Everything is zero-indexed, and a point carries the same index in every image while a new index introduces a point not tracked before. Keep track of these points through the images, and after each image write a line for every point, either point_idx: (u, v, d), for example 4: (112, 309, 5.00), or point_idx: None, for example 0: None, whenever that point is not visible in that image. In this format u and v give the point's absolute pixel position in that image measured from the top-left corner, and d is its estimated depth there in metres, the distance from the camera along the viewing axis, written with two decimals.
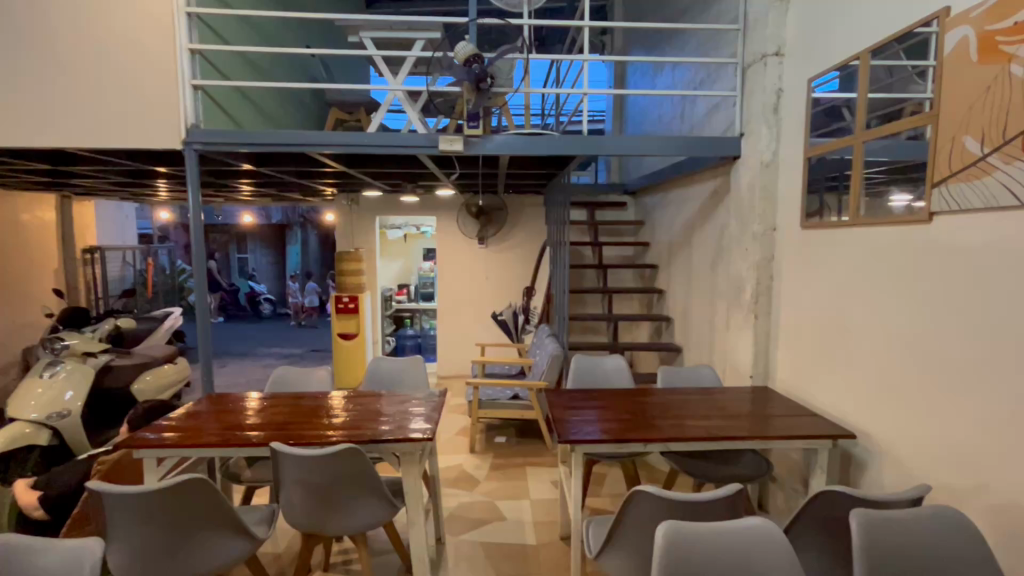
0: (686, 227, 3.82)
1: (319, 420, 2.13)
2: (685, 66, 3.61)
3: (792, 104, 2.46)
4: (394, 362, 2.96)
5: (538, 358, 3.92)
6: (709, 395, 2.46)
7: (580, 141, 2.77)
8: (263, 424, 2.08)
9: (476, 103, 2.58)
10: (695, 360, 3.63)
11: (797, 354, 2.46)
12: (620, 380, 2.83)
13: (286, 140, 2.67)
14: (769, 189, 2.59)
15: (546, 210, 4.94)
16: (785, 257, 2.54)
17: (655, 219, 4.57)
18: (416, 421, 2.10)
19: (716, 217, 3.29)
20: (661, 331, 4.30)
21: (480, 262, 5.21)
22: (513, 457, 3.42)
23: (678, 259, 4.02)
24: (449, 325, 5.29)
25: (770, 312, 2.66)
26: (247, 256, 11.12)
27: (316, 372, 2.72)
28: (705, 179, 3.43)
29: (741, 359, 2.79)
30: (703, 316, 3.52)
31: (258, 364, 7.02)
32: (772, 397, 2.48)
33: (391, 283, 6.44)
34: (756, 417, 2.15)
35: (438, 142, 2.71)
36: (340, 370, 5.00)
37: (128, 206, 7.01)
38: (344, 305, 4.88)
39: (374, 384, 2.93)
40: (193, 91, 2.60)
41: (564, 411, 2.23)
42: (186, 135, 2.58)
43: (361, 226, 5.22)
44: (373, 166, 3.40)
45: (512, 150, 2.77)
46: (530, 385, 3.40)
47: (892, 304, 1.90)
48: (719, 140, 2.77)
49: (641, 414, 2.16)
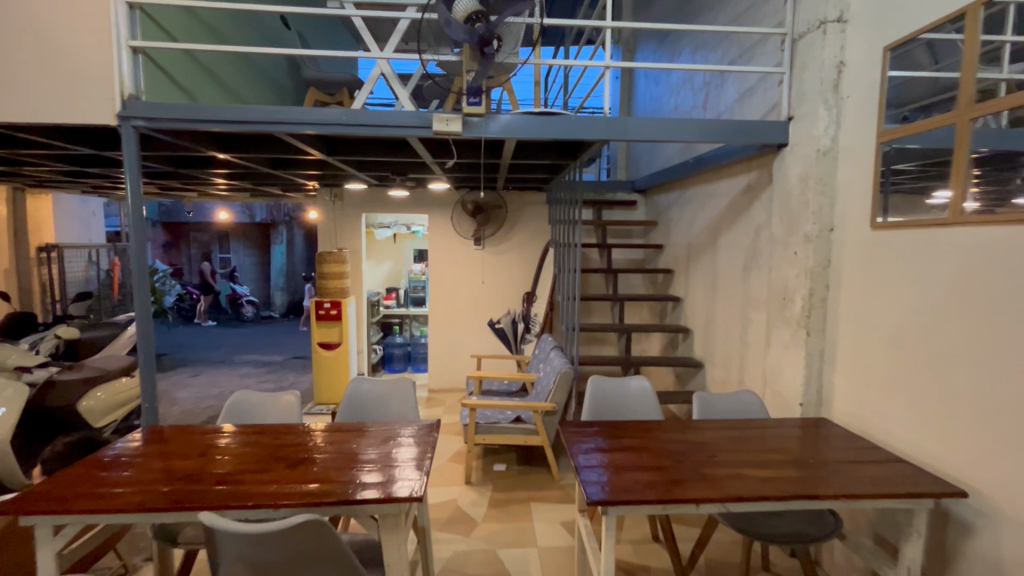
0: (710, 228, 3.41)
1: (278, 465, 1.66)
2: (712, 47, 3.20)
3: (859, 78, 2.04)
4: (377, 383, 2.51)
5: (543, 375, 3.46)
6: (757, 431, 2.03)
7: (600, 123, 2.33)
8: (201, 472, 1.60)
9: (478, 73, 2.12)
10: (721, 378, 3.22)
11: (865, 381, 2.03)
12: (648, 412, 2.40)
13: (245, 116, 2.19)
14: (827, 182, 2.17)
15: (550, 208, 4.52)
16: (847, 264, 2.12)
17: (669, 220, 4.17)
18: (403, 471, 1.65)
19: (750, 216, 2.88)
20: (677, 343, 3.90)
21: (476, 265, 4.77)
22: (515, 490, 2.98)
23: (700, 264, 3.61)
24: (441, 334, 4.84)
25: (825, 329, 2.24)
26: (229, 256, 10.56)
27: (280, 399, 2.23)
28: (739, 173, 3.01)
29: (787, 384, 2.37)
30: (732, 330, 3.11)
31: (235, 373, 6.52)
32: (832, 432, 2.06)
33: (379, 286, 5.98)
34: (827, 463, 1.72)
35: (432, 121, 2.26)
36: (322, 383, 4.53)
37: (95, 201, 6.49)
38: (325, 311, 4.43)
39: (353, 411, 2.47)
40: (131, 54, 2.13)
41: (590, 453, 1.78)
42: (120, 108, 2.11)
43: (345, 225, 4.75)
44: (357, 154, 2.95)
45: (520, 134, 2.33)
46: (536, 407, 2.96)
47: (1012, 327, 1.47)
48: (763, 124, 2.35)
49: (685, 459, 1.72)
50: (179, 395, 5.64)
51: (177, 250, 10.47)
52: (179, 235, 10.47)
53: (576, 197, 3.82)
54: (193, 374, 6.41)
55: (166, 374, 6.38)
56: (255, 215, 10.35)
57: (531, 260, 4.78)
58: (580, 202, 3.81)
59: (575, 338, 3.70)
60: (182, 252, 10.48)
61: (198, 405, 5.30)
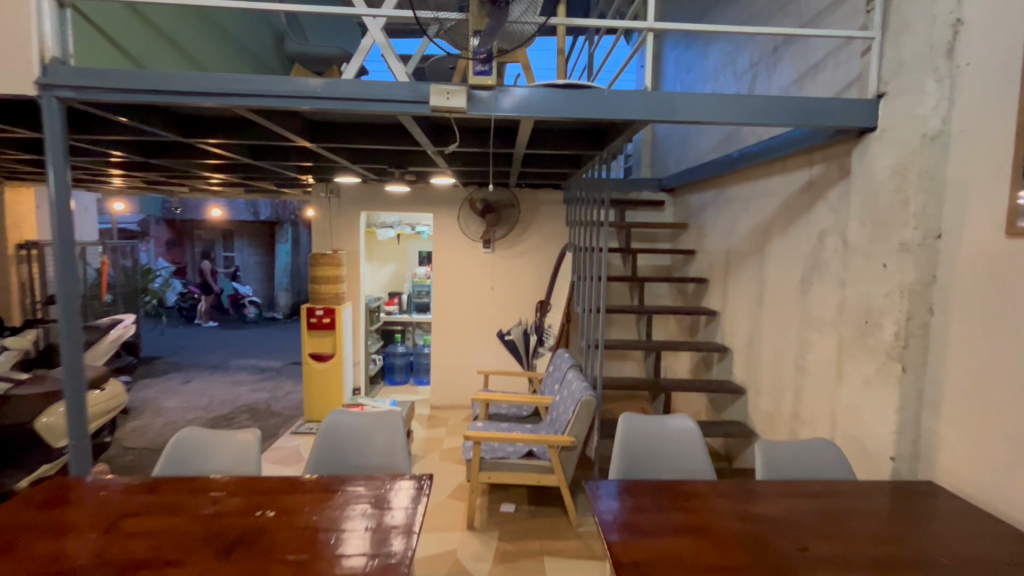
0: (758, 232, 2.94)
1: (203, 550, 1.22)
2: (766, 19, 2.71)
3: (986, 38, 1.55)
4: (358, 415, 2.07)
5: (559, 400, 2.99)
6: (843, 501, 1.55)
7: (639, 101, 1.87)
8: (97, 561, 1.17)
9: (489, 31, 1.66)
10: (770, 408, 2.75)
11: (989, 438, 1.54)
12: (696, 461, 1.94)
13: (194, 85, 1.74)
14: (933, 176, 1.69)
15: (570, 208, 4.08)
16: (964, 281, 1.63)
17: (704, 222, 3.70)
18: (377, 562, 1.20)
19: (815, 217, 2.40)
20: (712, 364, 3.44)
21: (484, 270, 4.32)
22: (525, 539, 2.52)
23: (743, 274, 3.13)
24: (446, 345, 4.40)
25: (926, 364, 1.75)
26: (233, 254, 10.24)
27: (237, 436, 1.78)
28: (800, 168, 2.52)
29: (871, 430, 1.89)
30: (785, 354, 2.63)
31: (228, 380, 6.14)
32: (941, 504, 1.57)
33: (382, 290, 5.56)
34: (957, 566, 1.24)
35: (428, 94, 1.80)
36: (314, 398, 4.10)
37: (86, 196, 6.29)
38: (317, 319, 4.03)
39: (328, 452, 2.02)
40: (55, 8, 1.72)
41: (628, 539, 1.31)
42: (40, 74, 1.70)
43: (342, 224, 4.33)
44: (346, 141, 2.51)
45: (540, 113, 1.87)
46: (551, 442, 2.51)
47: None
48: (845, 103, 1.86)
49: (760, 556, 1.25)
50: (165, 404, 5.26)
51: (181, 247, 10.18)
52: (183, 232, 10.18)
53: (602, 196, 3.37)
54: (184, 381, 6.03)
55: (156, 380, 6.03)
56: (260, 213, 9.95)
57: (545, 266, 4.33)
58: (606, 201, 3.36)
59: (598, 357, 3.22)
60: (185, 250, 10.19)
61: (183, 417, 4.91)
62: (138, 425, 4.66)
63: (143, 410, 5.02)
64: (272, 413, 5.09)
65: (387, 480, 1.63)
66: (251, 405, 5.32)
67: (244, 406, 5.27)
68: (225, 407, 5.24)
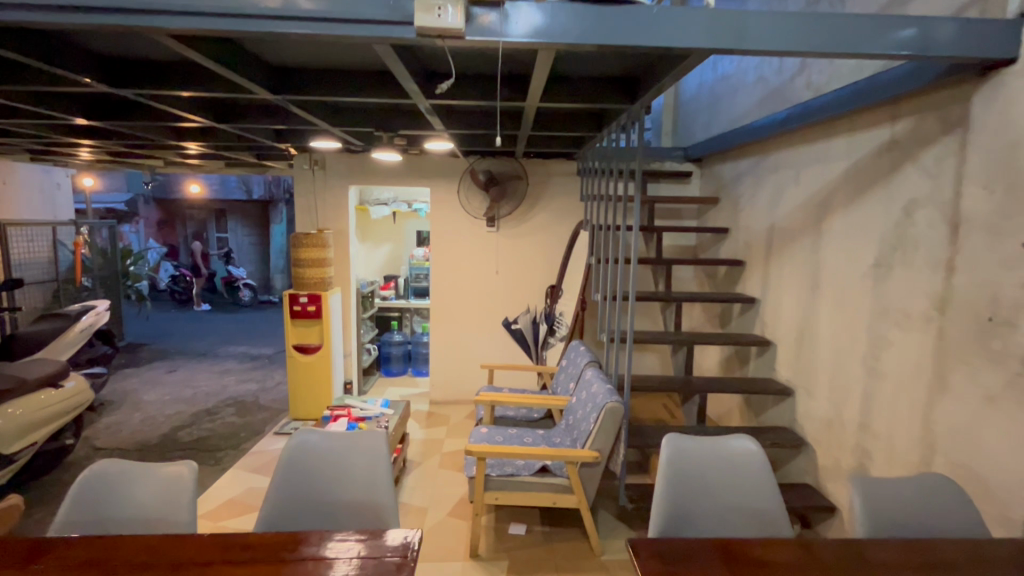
0: (813, 205, 2.48)
1: None
2: None
3: None
4: (329, 432, 1.65)
5: (576, 404, 2.57)
6: (988, 571, 1.13)
7: (698, 23, 1.39)
8: None
9: None
10: (826, 414, 2.33)
11: None
12: (761, 494, 1.53)
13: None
14: None
15: (584, 180, 3.60)
16: None
17: (739, 195, 3.23)
18: None
19: (898, 185, 1.95)
20: (749, 359, 3.02)
21: (488, 251, 3.87)
22: (539, 571, 2.13)
23: (790, 256, 2.68)
24: (446, 335, 3.98)
25: None
26: (226, 235, 9.79)
27: (167, 470, 1.37)
28: (878, 124, 2.05)
29: None
30: (850, 351, 2.19)
31: (216, 369, 5.76)
32: None
33: (377, 273, 5.11)
34: None
35: (414, 12, 1.31)
36: (300, 395, 3.71)
37: (60, 172, 5.89)
38: (301, 307, 3.60)
39: (292, 484, 1.59)
40: None
41: None
42: None
43: (329, 200, 3.87)
44: (318, 93, 2.05)
45: (566, 40, 1.40)
46: (569, 458, 2.11)
47: None
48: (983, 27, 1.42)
49: None
50: (145, 396, 4.87)
51: (171, 228, 9.74)
52: (173, 213, 9.73)
53: (625, 166, 2.89)
54: (168, 371, 5.65)
55: (139, 369, 5.65)
56: (252, 191, 9.45)
57: (555, 246, 3.87)
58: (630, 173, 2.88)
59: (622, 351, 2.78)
60: (177, 231, 9.76)
61: (163, 411, 4.53)
62: (113, 420, 4.29)
63: (120, 403, 4.64)
64: (260, 407, 4.70)
65: (374, 536, 1.25)
66: (238, 397, 4.93)
67: (230, 399, 4.88)
68: (210, 399, 4.84)
